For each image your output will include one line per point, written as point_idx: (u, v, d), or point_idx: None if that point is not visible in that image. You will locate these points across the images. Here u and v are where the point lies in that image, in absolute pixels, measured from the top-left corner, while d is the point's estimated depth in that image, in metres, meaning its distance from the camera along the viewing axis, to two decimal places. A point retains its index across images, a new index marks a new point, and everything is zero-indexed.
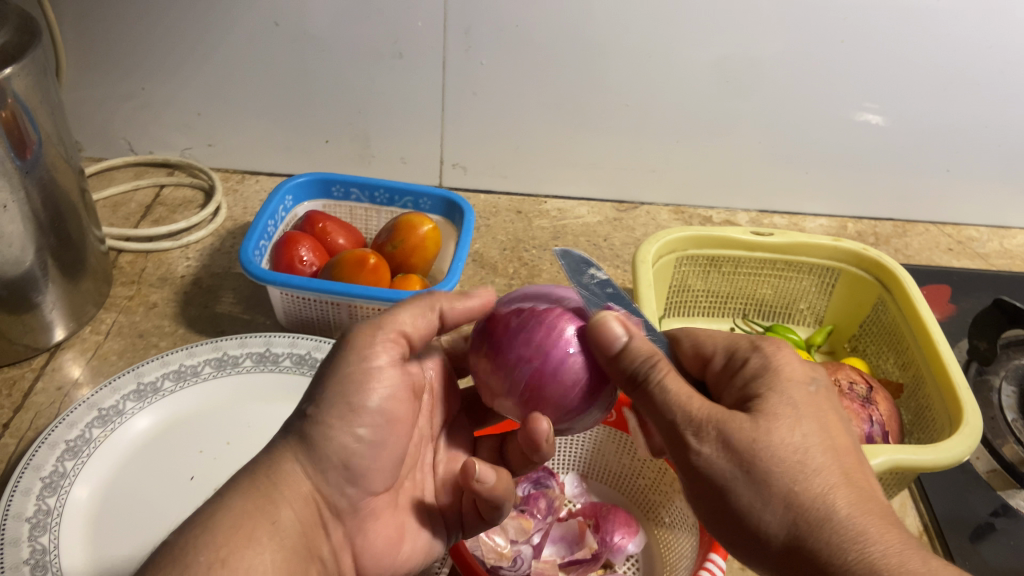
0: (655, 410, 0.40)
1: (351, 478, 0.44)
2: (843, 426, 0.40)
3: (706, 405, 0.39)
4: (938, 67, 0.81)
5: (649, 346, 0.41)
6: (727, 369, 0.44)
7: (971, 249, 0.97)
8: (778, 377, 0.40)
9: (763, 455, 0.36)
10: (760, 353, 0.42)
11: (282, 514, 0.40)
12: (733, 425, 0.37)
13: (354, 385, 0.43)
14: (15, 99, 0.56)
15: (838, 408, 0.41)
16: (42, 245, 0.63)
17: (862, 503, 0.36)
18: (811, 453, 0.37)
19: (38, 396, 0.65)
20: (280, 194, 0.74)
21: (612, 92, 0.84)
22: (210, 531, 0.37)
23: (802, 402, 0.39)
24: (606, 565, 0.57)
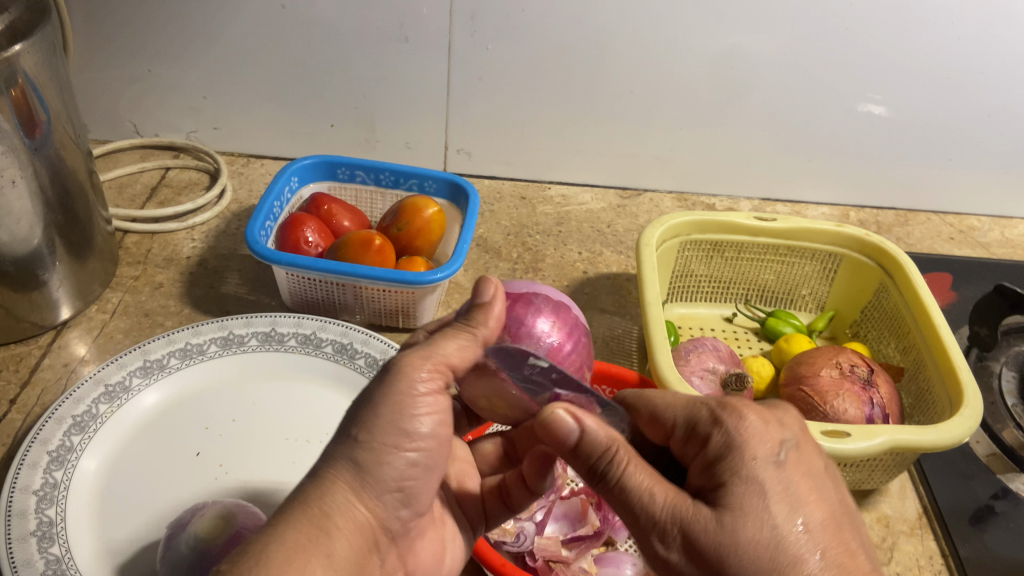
0: (620, 511, 0.38)
1: (403, 499, 0.42)
2: (813, 496, 0.35)
3: (668, 498, 0.36)
4: (941, 56, 0.81)
5: (607, 433, 0.39)
6: (692, 441, 0.39)
7: (973, 239, 0.97)
8: (742, 458, 0.35)
9: (728, 561, 0.33)
10: (722, 429, 0.37)
11: (337, 544, 0.37)
12: (697, 526, 0.34)
13: (393, 409, 0.40)
14: (25, 76, 0.56)
15: (806, 473, 0.36)
16: (50, 223, 0.63)
17: None
18: (780, 547, 0.33)
19: (44, 373, 0.65)
20: (286, 176, 0.75)
21: (616, 79, 0.84)
22: (266, 564, 0.34)
23: (769, 487, 0.34)
24: (608, 543, 0.58)
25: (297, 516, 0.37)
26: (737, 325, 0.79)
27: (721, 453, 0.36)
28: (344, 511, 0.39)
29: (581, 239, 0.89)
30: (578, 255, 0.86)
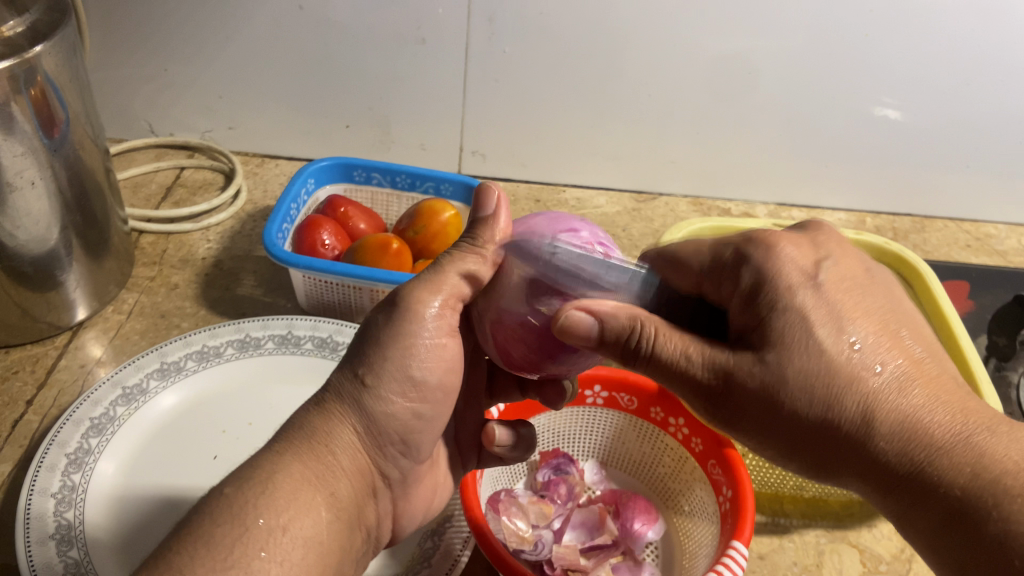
0: (660, 376, 0.41)
1: (404, 450, 0.46)
2: (860, 310, 0.39)
3: (704, 356, 0.39)
4: (961, 63, 0.81)
5: (624, 312, 0.40)
6: (722, 279, 0.42)
7: (990, 246, 0.97)
8: (779, 287, 0.39)
9: (783, 393, 0.37)
10: (753, 262, 0.41)
11: (342, 483, 0.42)
12: (743, 370, 0.38)
13: (400, 350, 0.44)
14: (45, 77, 0.56)
15: (855, 286, 0.40)
16: (67, 224, 0.63)
17: (900, 399, 0.38)
18: (837, 370, 0.37)
19: (61, 374, 0.65)
20: (303, 177, 0.75)
21: (632, 81, 0.84)
22: (272, 494, 0.39)
23: (810, 315, 0.38)
24: (627, 553, 0.57)
25: (305, 441, 0.42)
26: None
27: (763, 293, 0.39)
28: (350, 452, 0.43)
29: None
30: None
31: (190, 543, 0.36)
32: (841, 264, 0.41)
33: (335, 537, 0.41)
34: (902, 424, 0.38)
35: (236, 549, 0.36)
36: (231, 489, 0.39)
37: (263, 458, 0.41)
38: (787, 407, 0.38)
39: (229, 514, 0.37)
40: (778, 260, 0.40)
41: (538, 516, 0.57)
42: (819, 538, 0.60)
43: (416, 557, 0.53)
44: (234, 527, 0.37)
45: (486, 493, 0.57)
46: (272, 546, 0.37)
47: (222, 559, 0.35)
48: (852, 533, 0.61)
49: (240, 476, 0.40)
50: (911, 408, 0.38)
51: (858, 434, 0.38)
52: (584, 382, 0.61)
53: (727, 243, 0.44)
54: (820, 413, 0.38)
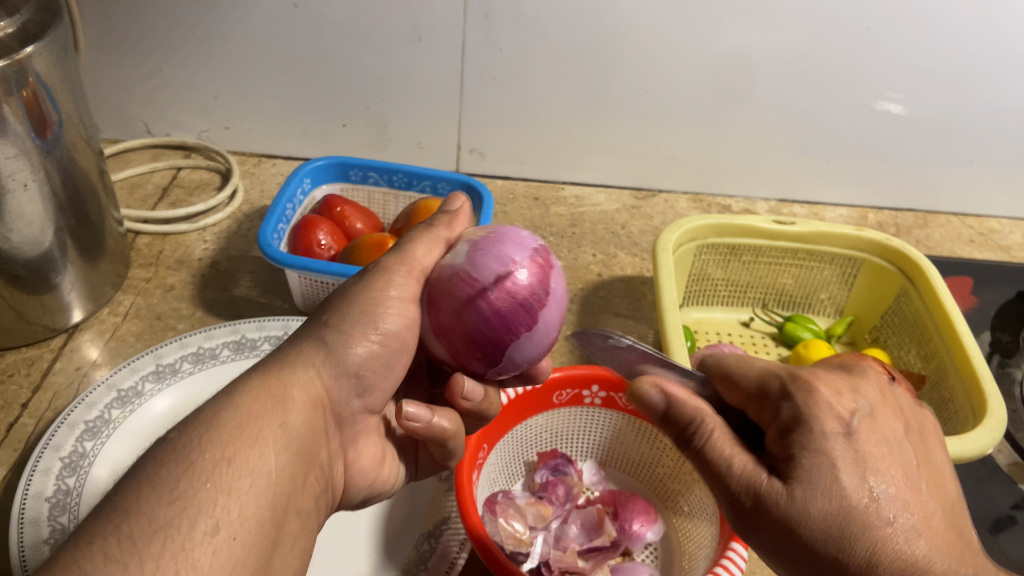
0: (705, 476, 0.42)
1: (358, 390, 0.43)
2: (889, 462, 0.38)
3: (744, 471, 0.39)
4: (964, 57, 0.80)
5: (693, 404, 0.42)
6: (766, 407, 0.41)
7: (993, 241, 0.96)
8: (810, 430, 0.37)
9: (801, 528, 0.36)
10: (792, 402, 0.39)
11: (294, 415, 0.38)
12: (771, 496, 0.37)
13: (364, 303, 0.43)
14: (36, 78, 0.55)
15: (886, 440, 0.38)
16: (61, 226, 0.63)
17: (908, 551, 0.36)
18: (853, 517, 0.36)
19: (56, 377, 0.65)
20: (299, 177, 0.74)
21: (632, 78, 0.83)
22: (216, 430, 0.35)
23: (837, 460, 0.36)
24: (625, 553, 0.57)
25: (255, 380, 0.38)
26: (754, 329, 0.78)
27: (800, 431, 0.38)
28: (302, 387, 0.39)
29: (596, 241, 0.88)
30: (592, 257, 0.86)
31: (138, 482, 0.32)
32: (878, 419, 0.39)
33: (285, 474, 0.36)
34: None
35: (183, 481, 0.32)
36: (176, 433, 0.35)
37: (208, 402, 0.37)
38: (804, 541, 0.36)
39: (174, 453, 0.33)
40: (813, 403, 0.38)
41: (535, 517, 0.57)
42: None
43: (412, 559, 0.53)
44: (177, 465, 0.33)
45: (483, 493, 0.57)
46: (218, 478, 0.33)
47: (168, 492, 0.31)
48: None
49: (186, 421, 0.35)
50: (915, 561, 0.36)
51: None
52: (581, 382, 0.60)
53: (776, 371, 0.42)
54: (831, 552, 0.36)
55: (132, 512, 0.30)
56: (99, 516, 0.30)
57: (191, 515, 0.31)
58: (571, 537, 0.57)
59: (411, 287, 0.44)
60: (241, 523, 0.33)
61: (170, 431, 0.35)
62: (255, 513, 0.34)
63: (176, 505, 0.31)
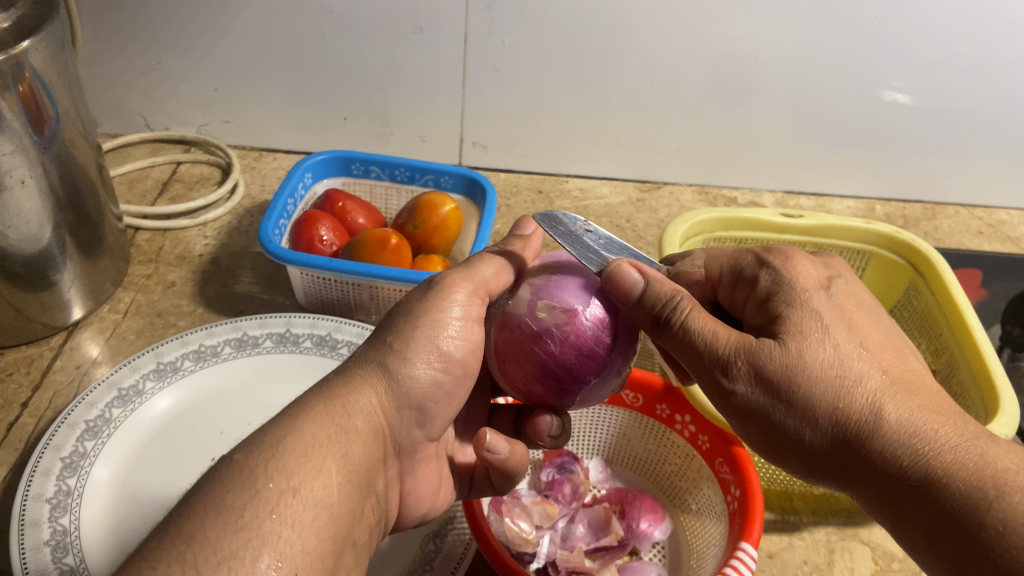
0: (684, 350, 0.42)
1: (419, 419, 0.45)
2: (869, 323, 0.40)
3: (730, 334, 0.40)
4: (974, 45, 0.79)
5: (670, 285, 0.42)
6: (740, 285, 0.45)
7: (1002, 232, 0.95)
8: (794, 289, 0.41)
9: (797, 374, 0.38)
10: (770, 268, 0.43)
11: (354, 445, 0.40)
12: (762, 351, 0.39)
13: (430, 324, 0.44)
14: (33, 73, 0.54)
15: (863, 304, 0.41)
16: (60, 223, 0.62)
17: (905, 400, 0.37)
18: (848, 363, 0.38)
19: (56, 375, 0.64)
20: (300, 172, 0.73)
21: (636, 69, 0.82)
22: (283, 456, 0.36)
23: (823, 312, 0.39)
24: (633, 553, 0.56)
25: (320, 403, 0.40)
26: None
27: (779, 296, 0.41)
28: (365, 416, 0.41)
29: None
30: None
31: (201, 507, 0.33)
32: (850, 284, 0.42)
33: (347, 503, 0.38)
34: (908, 429, 0.36)
35: (248, 510, 0.33)
36: (241, 455, 0.36)
37: (275, 422, 0.39)
38: (802, 385, 0.38)
39: (240, 477, 0.35)
40: (787, 276, 0.42)
41: (541, 516, 0.56)
42: (831, 536, 0.58)
43: (417, 558, 0.52)
44: (244, 491, 0.34)
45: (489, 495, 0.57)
46: (283, 508, 0.34)
47: (233, 521, 0.33)
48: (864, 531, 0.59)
49: (251, 441, 0.37)
50: (914, 414, 0.37)
51: (867, 435, 0.37)
52: None
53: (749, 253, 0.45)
54: (831, 400, 0.37)
55: (198, 539, 0.32)
56: (163, 542, 0.32)
57: (255, 546, 0.32)
58: (578, 537, 0.57)
59: (474, 308, 0.45)
60: (303, 557, 0.34)
61: (239, 451, 0.36)
62: (317, 546, 0.35)
63: (241, 535, 0.32)
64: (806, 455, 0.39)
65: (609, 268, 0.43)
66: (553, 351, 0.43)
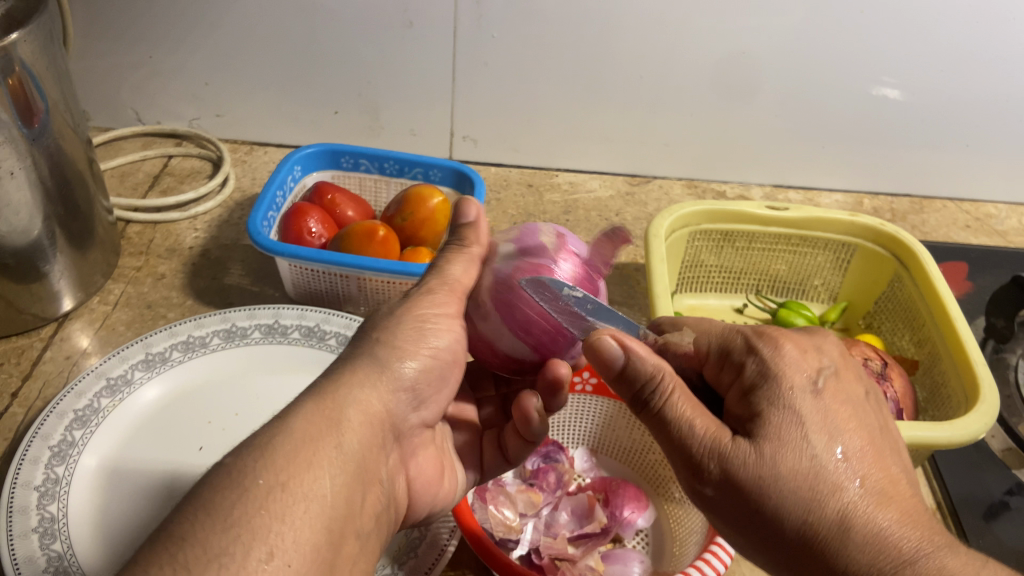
0: (659, 434, 0.40)
1: (414, 402, 0.45)
2: (854, 424, 0.38)
3: (707, 431, 0.38)
4: (960, 40, 0.79)
5: (652, 362, 0.40)
6: (727, 365, 0.41)
7: (989, 226, 0.96)
8: (779, 386, 0.38)
9: (770, 487, 0.36)
10: (758, 357, 0.39)
11: (348, 436, 0.39)
12: (736, 459, 0.36)
13: (414, 319, 0.45)
14: (22, 66, 0.55)
15: (851, 402, 0.39)
16: (50, 215, 0.62)
17: (878, 514, 0.35)
18: (823, 476, 0.36)
19: (46, 366, 0.65)
20: (289, 164, 0.74)
21: (625, 63, 0.83)
22: (272, 454, 0.36)
23: (806, 416, 0.37)
24: (616, 540, 0.57)
25: (311, 402, 0.39)
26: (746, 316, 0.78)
27: (763, 389, 0.38)
28: (359, 406, 0.41)
29: (589, 229, 0.88)
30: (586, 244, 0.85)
31: (193, 510, 0.33)
32: (841, 375, 0.40)
33: (342, 496, 0.38)
34: (875, 547, 0.35)
35: (237, 507, 0.33)
36: (231, 458, 0.36)
37: (264, 425, 0.38)
38: (773, 501, 0.36)
39: (229, 478, 0.34)
40: (776, 366, 0.38)
41: (525, 504, 0.57)
42: None
43: (402, 547, 0.52)
44: (234, 490, 0.34)
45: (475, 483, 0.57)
46: (272, 504, 0.34)
47: (222, 520, 0.32)
48: None
49: (239, 445, 0.37)
50: (882, 531, 0.35)
51: (835, 552, 0.35)
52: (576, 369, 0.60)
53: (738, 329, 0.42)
54: (801, 515, 0.35)
55: (189, 539, 0.31)
56: (153, 545, 0.31)
57: (246, 543, 0.32)
58: (561, 524, 0.57)
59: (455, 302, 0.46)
60: (296, 552, 0.34)
61: (227, 455, 0.36)
62: (310, 539, 0.35)
63: (230, 533, 0.32)
64: (772, 563, 0.38)
65: (593, 338, 0.40)
66: (524, 270, 0.44)
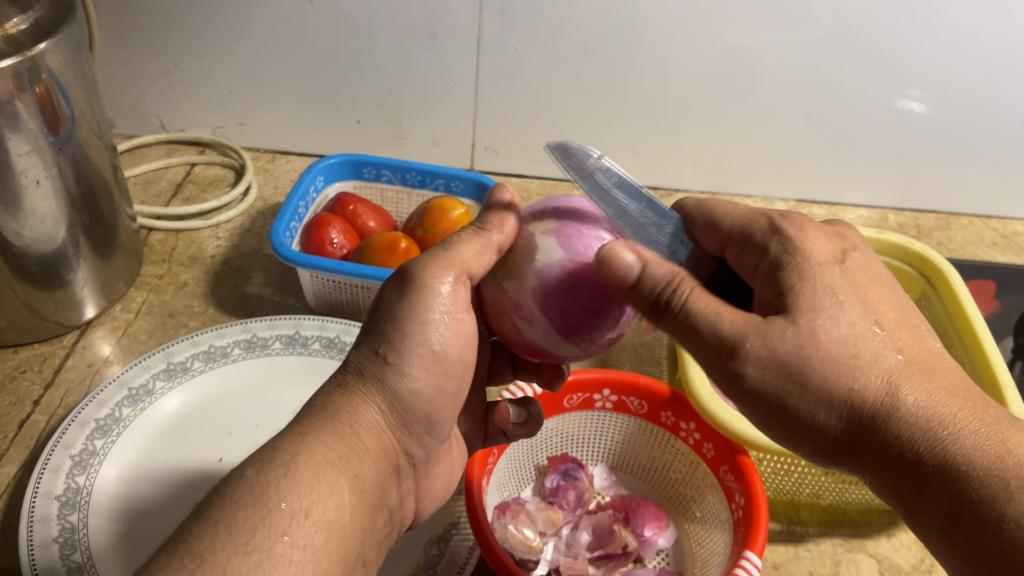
0: (683, 334, 0.40)
1: (430, 429, 0.44)
2: (882, 297, 0.40)
3: (734, 318, 0.38)
4: (990, 56, 0.78)
5: (668, 267, 0.40)
6: (748, 249, 0.45)
7: (1017, 244, 0.94)
8: (807, 262, 0.41)
9: (812, 369, 0.37)
10: (782, 237, 0.43)
11: (365, 465, 0.40)
12: (776, 334, 0.37)
13: (418, 329, 0.41)
14: (49, 75, 0.55)
15: (878, 278, 0.41)
16: (74, 223, 0.63)
17: (924, 391, 0.37)
18: (864, 346, 0.37)
19: (68, 373, 0.65)
20: (312, 174, 0.74)
21: (649, 76, 0.82)
22: (295, 477, 0.36)
23: (836, 287, 0.39)
24: (637, 560, 0.56)
25: (329, 424, 0.39)
26: None
27: (790, 268, 0.41)
28: (373, 434, 0.41)
29: None
30: None
31: (212, 525, 0.34)
32: (865, 254, 0.42)
33: (360, 521, 0.38)
34: (925, 418, 0.37)
35: (259, 532, 0.34)
36: (252, 471, 0.36)
37: (284, 439, 0.39)
38: (815, 385, 0.37)
39: (252, 497, 0.35)
40: (798, 251, 0.42)
41: (545, 522, 0.56)
42: (837, 547, 0.58)
43: (420, 562, 0.52)
44: (256, 510, 0.35)
45: (495, 500, 0.57)
46: (295, 530, 0.35)
47: (244, 542, 0.33)
48: (870, 542, 0.59)
49: (263, 458, 0.37)
50: (929, 409, 0.37)
51: (884, 421, 0.37)
52: (593, 386, 0.59)
53: (759, 215, 0.45)
54: (847, 395, 0.37)
55: None
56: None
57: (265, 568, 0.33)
58: (583, 543, 0.57)
59: (462, 297, 0.42)
60: None
61: (249, 468, 0.37)
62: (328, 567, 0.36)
63: (251, 557, 0.33)
64: (813, 450, 0.40)
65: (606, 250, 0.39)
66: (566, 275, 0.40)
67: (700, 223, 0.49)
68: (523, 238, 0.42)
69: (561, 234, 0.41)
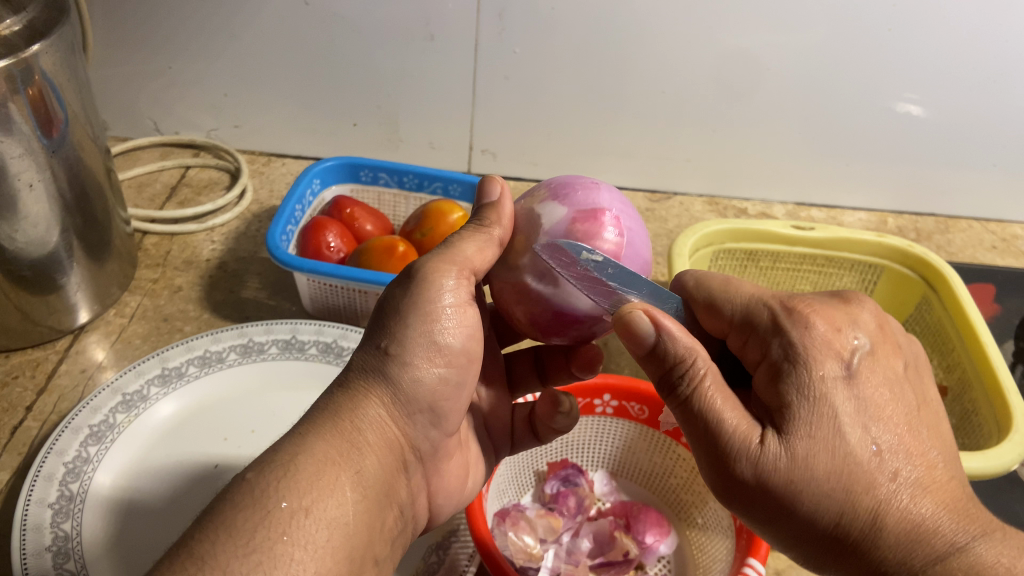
0: (686, 420, 0.38)
1: (434, 419, 0.43)
2: (891, 407, 0.36)
3: (735, 429, 0.36)
4: (989, 59, 0.78)
5: (685, 343, 0.38)
6: (753, 343, 0.40)
7: (1016, 247, 0.94)
8: (809, 373, 0.36)
9: (800, 493, 0.35)
10: (784, 338, 0.38)
11: (368, 460, 0.39)
12: (768, 458, 0.35)
13: (421, 320, 0.41)
14: (42, 76, 0.54)
15: (887, 380, 0.37)
16: (67, 226, 0.62)
17: (915, 510, 0.35)
18: (857, 476, 0.35)
19: (61, 379, 0.64)
20: (308, 178, 0.73)
21: (647, 79, 0.82)
22: (294, 476, 0.36)
23: (839, 409, 0.35)
24: (639, 567, 0.56)
25: (331, 420, 0.39)
26: None
27: (791, 377, 0.37)
28: (376, 429, 0.40)
29: None
30: None
31: (212, 530, 0.33)
32: (875, 353, 0.38)
33: (365, 520, 0.37)
34: (914, 547, 0.35)
35: (258, 534, 0.33)
36: (253, 473, 0.36)
37: (283, 440, 0.38)
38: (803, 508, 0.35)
39: (251, 498, 0.34)
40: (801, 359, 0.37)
41: (546, 529, 0.56)
42: None
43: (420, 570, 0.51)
44: (255, 511, 0.34)
45: (494, 506, 0.57)
46: (295, 530, 0.34)
47: (242, 544, 0.33)
48: None
49: (262, 460, 0.37)
50: (919, 536, 0.35)
51: (867, 547, 0.35)
52: (594, 392, 0.59)
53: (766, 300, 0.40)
54: (834, 520, 0.35)
55: None
56: None
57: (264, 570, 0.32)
58: (583, 551, 0.56)
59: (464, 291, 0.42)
60: None
61: (249, 470, 0.36)
62: (331, 567, 0.35)
63: (250, 558, 0.32)
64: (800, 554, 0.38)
65: (625, 314, 0.38)
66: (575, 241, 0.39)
67: (701, 301, 0.44)
68: (522, 219, 0.42)
69: (559, 197, 0.41)
